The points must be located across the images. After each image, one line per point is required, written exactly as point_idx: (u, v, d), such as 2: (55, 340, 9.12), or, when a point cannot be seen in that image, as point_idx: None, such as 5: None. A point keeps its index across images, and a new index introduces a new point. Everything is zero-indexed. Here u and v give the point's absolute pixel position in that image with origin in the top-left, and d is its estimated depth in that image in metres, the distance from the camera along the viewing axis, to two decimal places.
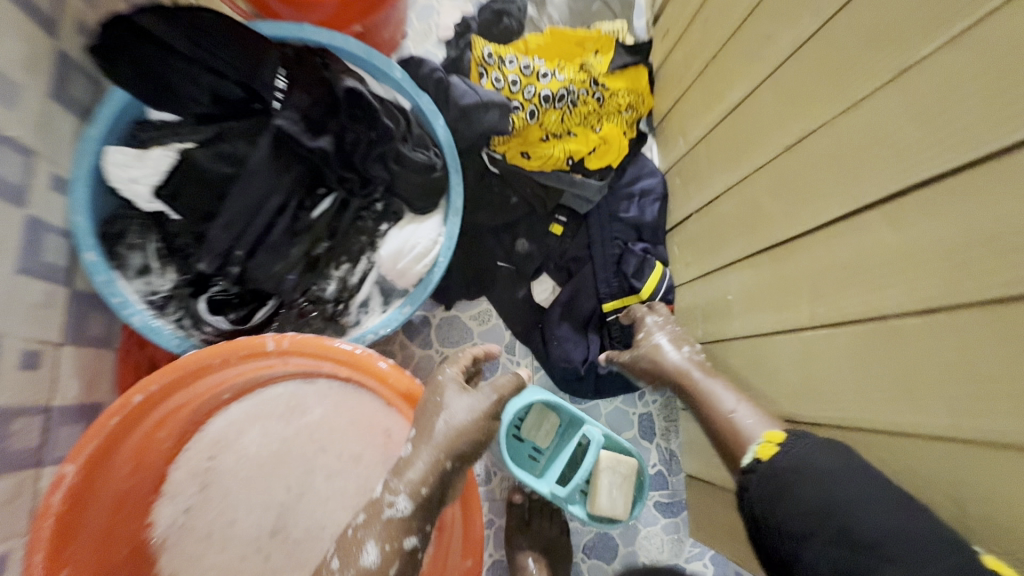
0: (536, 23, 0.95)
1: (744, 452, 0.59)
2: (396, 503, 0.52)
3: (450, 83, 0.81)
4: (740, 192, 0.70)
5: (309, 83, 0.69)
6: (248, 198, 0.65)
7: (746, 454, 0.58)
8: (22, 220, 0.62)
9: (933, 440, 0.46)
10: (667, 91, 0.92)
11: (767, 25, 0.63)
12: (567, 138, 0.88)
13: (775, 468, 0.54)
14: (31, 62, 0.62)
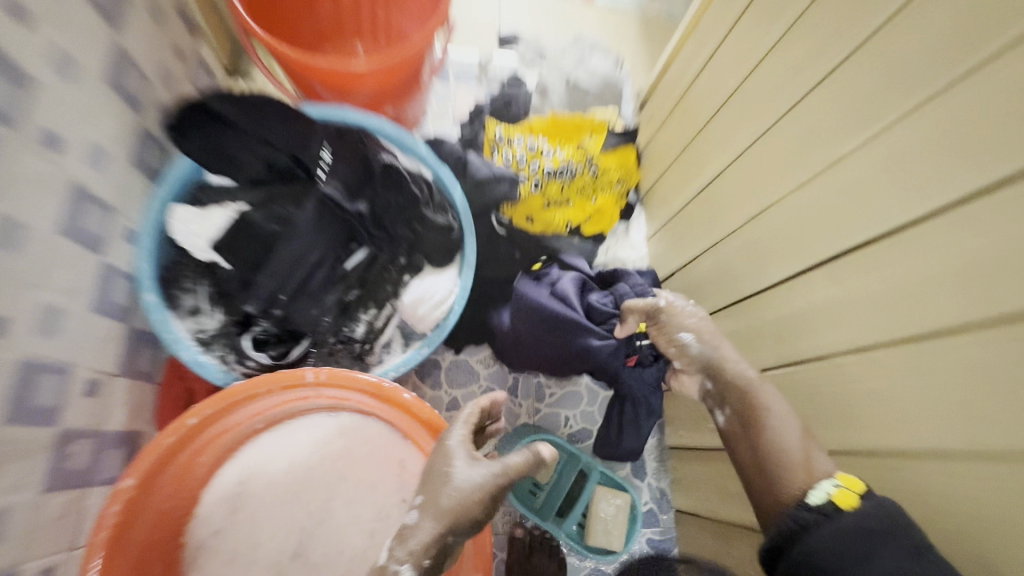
0: (540, 108, 1.12)
1: (817, 484, 0.59)
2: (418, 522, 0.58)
3: (468, 160, 0.95)
4: (717, 252, 0.85)
5: (348, 159, 0.83)
6: (293, 253, 0.76)
7: (817, 491, 0.58)
8: (102, 266, 0.72)
9: (901, 459, 0.54)
10: (651, 167, 1.09)
11: (736, 118, 0.78)
12: (565, 207, 1.02)
13: (860, 524, 0.53)
14: (124, 135, 0.75)
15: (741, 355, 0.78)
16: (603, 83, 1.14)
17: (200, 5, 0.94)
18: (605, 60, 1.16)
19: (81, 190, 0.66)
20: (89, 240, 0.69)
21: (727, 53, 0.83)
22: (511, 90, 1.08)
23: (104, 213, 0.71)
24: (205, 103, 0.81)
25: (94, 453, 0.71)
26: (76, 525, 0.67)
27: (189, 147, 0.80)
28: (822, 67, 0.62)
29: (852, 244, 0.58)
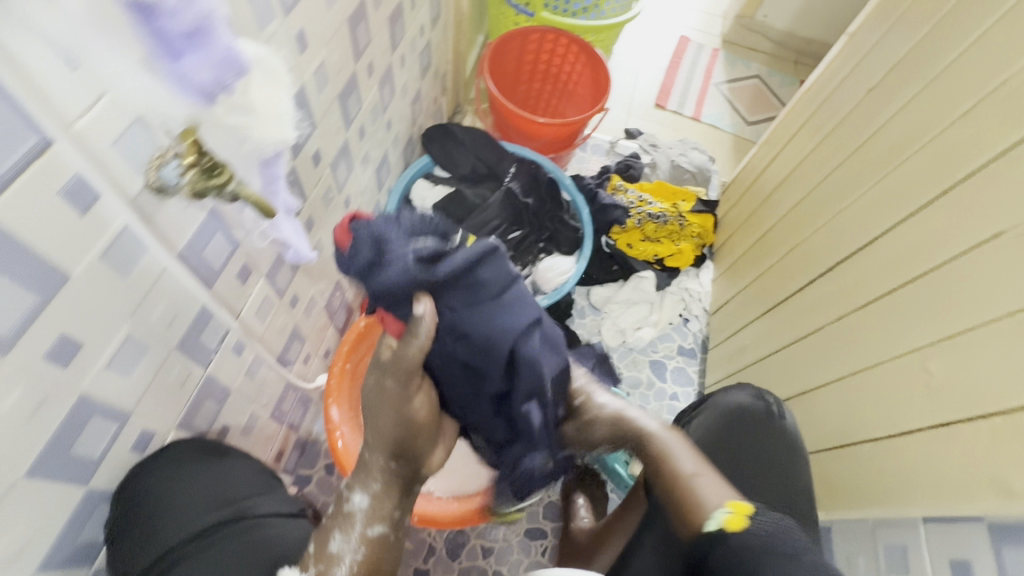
0: (648, 177, 1.57)
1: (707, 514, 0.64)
2: (353, 500, 0.67)
3: (597, 193, 1.38)
4: (758, 282, 1.21)
5: (525, 172, 1.32)
6: (484, 217, 1.25)
7: (712, 520, 0.63)
8: (376, 199, 1.21)
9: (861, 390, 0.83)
10: (726, 231, 1.45)
11: (788, 192, 1.17)
12: (656, 243, 1.41)
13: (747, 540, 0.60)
14: (405, 134, 1.28)
15: (774, 340, 1.09)
16: (697, 169, 1.58)
17: (452, 76, 1.53)
18: (701, 156, 1.61)
19: (385, 156, 1.19)
20: (378, 181, 1.19)
21: (784, 154, 1.23)
22: (631, 161, 1.54)
23: (387, 170, 1.22)
24: (447, 128, 1.36)
25: (339, 305, 1.14)
26: (322, 339, 1.09)
27: (432, 151, 1.33)
28: (839, 159, 1.01)
29: (847, 256, 0.92)
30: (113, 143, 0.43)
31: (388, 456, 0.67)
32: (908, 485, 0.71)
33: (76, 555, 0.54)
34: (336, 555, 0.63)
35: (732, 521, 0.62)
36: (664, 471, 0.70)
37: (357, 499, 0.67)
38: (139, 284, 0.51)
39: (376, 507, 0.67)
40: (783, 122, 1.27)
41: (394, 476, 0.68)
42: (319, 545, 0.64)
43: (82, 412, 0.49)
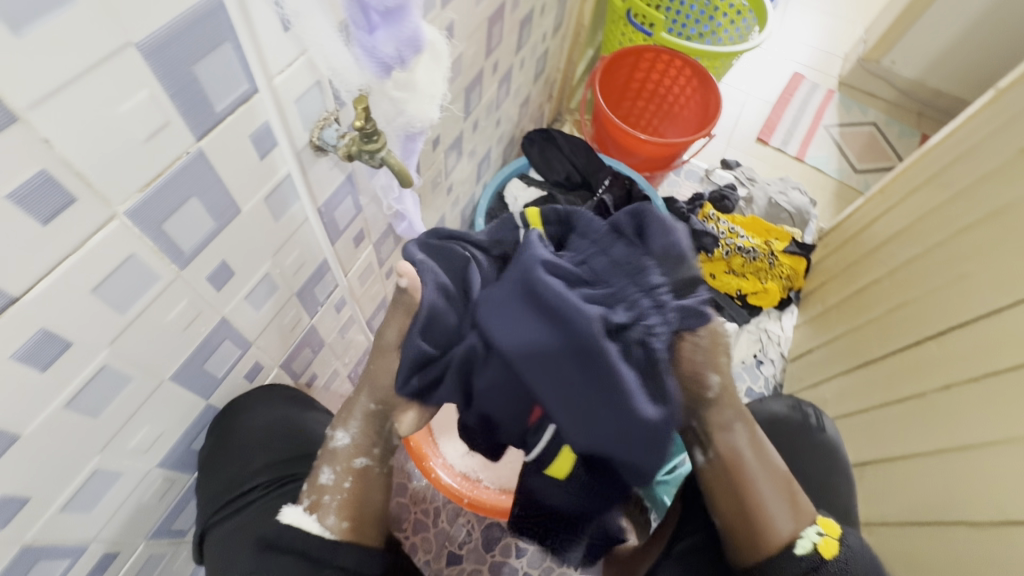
0: (742, 210, 1.52)
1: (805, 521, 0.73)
2: (338, 437, 0.69)
3: (689, 218, 1.36)
4: (852, 335, 1.14)
5: (619, 187, 1.32)
6: None
7: (808, 531, 0.72)
8: (472, 190, 1.25)
9: (954, 458, 0.80)
10: (817, 277, 1.39)
11: (899, 248, 1.11)
12: (741, 278, 1.37)
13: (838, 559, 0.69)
14: (509, 133, 1.32)
15: (860, 397, 1.03)
16: (796, 210, 1.51)
17: (560, 85, 1.56)
18: (801, 196, 1.54)
19: (488, 152, 1.23)
20: (477, 174, 1.23)
21: (901, 207, 1.16)
22: (727, 191, 1.51)
23: (486, 165, 1.27)
24: (548, 133, 1.40)
25: None
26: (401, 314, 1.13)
27: (530, 154, 1.38)
28: (969, 221, 0.94)
29: (965, 323, 0.86)
30: (295, 100, 0.49)
31: (375, 400, 0.68)
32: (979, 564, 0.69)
33: (186, 461, 0.60)
34: (327, 486, 0.67)
35: (825, 546, 0.70)
36: (743, 493, 0.74)
37: (341, 436, 0.69)
38: (284, 229, 0.57)
39: (361, 444, 0.70)
40: (905, 172, 1.20)
41: (375, 418, 0.69)
42: (312, 478, 0.68)
43: (219, 332, 0.54)
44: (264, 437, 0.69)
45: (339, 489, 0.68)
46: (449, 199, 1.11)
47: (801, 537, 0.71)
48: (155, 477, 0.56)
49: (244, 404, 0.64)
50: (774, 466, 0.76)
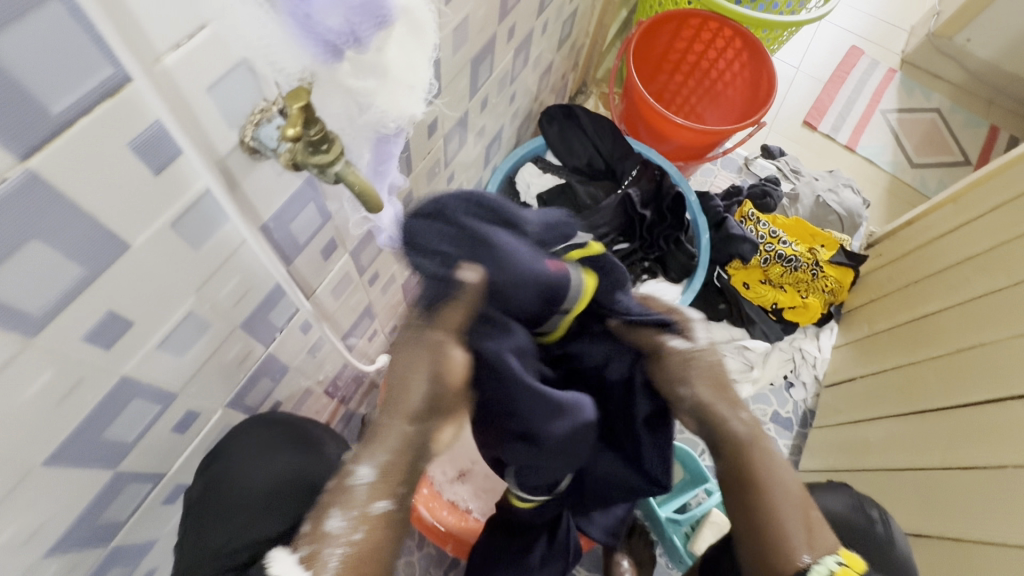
0: (785, 209, 1.34)
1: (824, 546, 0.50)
2: (358, 472, 0.39)
3: (726, 219, 1.19)
4: (911, 368, 1.01)
5: (647, 179, 1.16)
6: (591, 221, 1.11)
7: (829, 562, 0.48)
8: (480, 175, 1.09)
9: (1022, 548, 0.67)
10: (866, 292, 1.23)
11: (977, 277, 0.96)
12: (778, 290, 1.21)
13: None
14: (526, 108, 1.14)
15: (911, 449, 0.91)
16: (847, 212, 1.33)
17: (587, 52, 1.36)
18: (854, 196, 1.35)
19: (500, 131, 1.06)
20: (486, 157, 1.06)
21: (985, 227, 1.00)
22: (769, 186, 1.32)
23: (497, 146, 1.09)
24: (570, 110, 1.22)
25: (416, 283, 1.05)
26: (392, 316, 1.00)
27: (548, 134, 1.20)
28: None
29: None
30: (208, 89, 0.33)
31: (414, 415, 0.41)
32: None
33: (96, 532, 0.48)
34: (330, 537, 0.37)
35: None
36: (755, 485, 0.50)
37: (378, 498, 0.39)
38: (212, 259, 0.43)
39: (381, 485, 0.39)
40: (994, 186, 1.03)
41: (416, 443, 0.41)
42: (314, 519, 0.39)
43: (124, 393, 0.41)
44: (269, 491, 0.65)
45: (369, 529, 0.38)
46: (450, 188, 0.95)
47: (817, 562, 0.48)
48: (46, 567, 0.44)
49: (248, 438, 0.62)
50: (786, 479, 0.50)
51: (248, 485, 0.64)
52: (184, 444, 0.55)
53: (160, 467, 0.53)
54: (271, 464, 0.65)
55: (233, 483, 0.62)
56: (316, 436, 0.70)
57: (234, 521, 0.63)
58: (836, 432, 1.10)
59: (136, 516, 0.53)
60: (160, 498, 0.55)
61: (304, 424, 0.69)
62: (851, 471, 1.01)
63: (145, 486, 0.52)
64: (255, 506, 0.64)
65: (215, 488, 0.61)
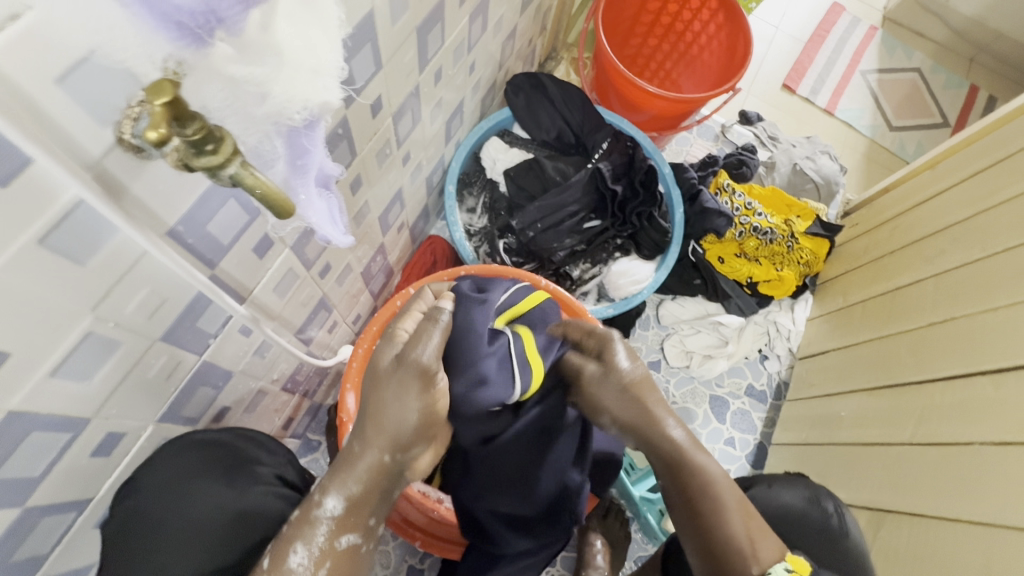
0: (761, 178, 1.30)
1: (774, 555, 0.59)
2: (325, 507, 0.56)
3: (701, 191, 1.15)
4: (883, 343, 1.00)
5: (619, 152, 1.11)
6: (562, 198, 1.06)
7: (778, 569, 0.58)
8: (441, 153, 1.03)
9: (1000, 530, 0.66)
10: (841, 263, 1.22)
11: (946, 247, 0.96)
12: (753, 263, 1.19)
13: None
14: (489, 79, 1.07)
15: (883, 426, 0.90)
16: (824, 180, 1.30)
17: (556, 14, 1.27)
18: (831, 163, 1.32)
19: (461, 104, 0.99)
20: (447, 133, 1.00)
21: (961, 194, 0.99)
22: (746, 155, 1.27)
23: (459, 121, 1.03)
24: (538, 78, 1.15)
25: (378, 269, 1.00)
26: (354, 306, 0.95)
27: (515, 105, 1.13)
28: None
29: None
30: (55, 82, 0.28)
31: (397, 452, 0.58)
32: None
33: (12, 570, 0.46)
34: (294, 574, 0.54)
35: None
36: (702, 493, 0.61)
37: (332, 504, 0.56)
38: (102, 275, 0.38)
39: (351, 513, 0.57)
40: (975, 152, 1.00)
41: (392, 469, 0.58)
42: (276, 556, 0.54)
43: (13, 430, 0.37)
44: (192, 515, 0.59)
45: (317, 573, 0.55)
46: (407, 169, 0.89)
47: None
48: None
49: (168, 465, 0.57)
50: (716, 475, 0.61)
51: (172, 517, 0.58)
52: (111, 465, 0.51)
53: (84, 494, 0.49)
54: (202, 488, 0.60)
55: (153, 517, 0.56)
56: (247, 452, 0.65)
57: (160, 558, 0.57)
58: (810, 406, 1.10)
59: (62, 544, 0.50)
60: (90, 522, 0.52)
61: (233, 442, 0.64)
62: (825, 448, 1.01)
63: (67, 515, 0.49)
64: (184, 543, 0.58)
65: (135, 523, 0.55)
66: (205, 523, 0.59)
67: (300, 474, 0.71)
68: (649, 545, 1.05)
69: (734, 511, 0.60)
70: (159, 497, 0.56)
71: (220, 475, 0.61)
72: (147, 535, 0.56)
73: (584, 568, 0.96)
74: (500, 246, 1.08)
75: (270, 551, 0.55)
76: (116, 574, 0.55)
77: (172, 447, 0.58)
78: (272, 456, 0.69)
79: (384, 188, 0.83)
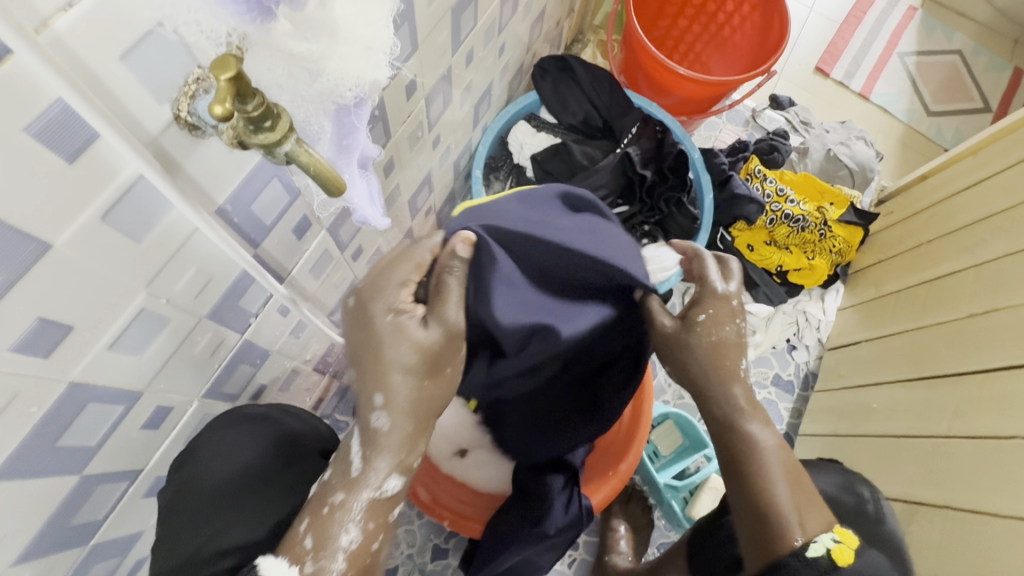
0: (793, 165, 1.27)
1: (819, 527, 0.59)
2: (384, 485, 0.52)
3: (731, 177, 1.12)
4: (917, 334, 0.98)
5: (648, 137, 1.09)
6: (590, 183, 1.05)
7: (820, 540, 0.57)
8: (469, 136, 1.02)
9: None
10: (874, 252, 1.19)
11: (986, 235, 0.93)
12: (783, 251, 1.17)
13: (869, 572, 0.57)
14: (517, 61, 1.05)
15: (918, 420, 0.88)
16: (859, 166, 1.26)
17: None
18: (866, 149, 1.28)
19: (489, 87, 0.98)
20: (475, 117, 0.99)
21: (1004, 177, 0.96)
22: (778, 141, 1.24)
23: (487, 104, 1.02)
24: (565, 61, 1.13)
25: None
26: None
27: (542, 89, 1.12)
28: None
29: None
30: (121, 58, 0.28)
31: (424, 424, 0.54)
32: None
33: (69, 536, 0.48)
34: (348, 549, 0.51)
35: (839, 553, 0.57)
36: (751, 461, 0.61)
37: (389, 484, 0.53)
38: (156, 253, 0.39)
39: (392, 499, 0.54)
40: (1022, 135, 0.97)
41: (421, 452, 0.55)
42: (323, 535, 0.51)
43: (74, 400, 0.39)
44: (242, 484, 0.60)
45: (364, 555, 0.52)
46: (436, 152, 0.89)
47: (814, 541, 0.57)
48: (17, 572, 0.43)
49: (224, 433, 0.59)
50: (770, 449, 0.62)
51: (224, 485, 0.59)
52: (159, 438, 0.53)
53: (134, 465, 0.51)
54: (250, 461, 0.61)
55: (207, 484, 0.57)
56: (294, 427, 0.67)
57: (214, 525, 0.58)
58: (839, 397, 1.08)
59: (114, 512, 0.52)
60: (140, 492, 0.54)
61: (280, 417, 0.66)
62: (856, 439, 1.00)
63: (119, 485, 0.51)
64: (238, 508, 0.59)
65: (189, 489, 0.57)
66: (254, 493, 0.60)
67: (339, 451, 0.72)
68: (671, 531, 1.05)
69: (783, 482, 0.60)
70: (211, 467, 0.58)
71: (269, 448, 0.63)
72: (196, 503, 0.57)
73: (607, 553, 0.97)
74: None
75: (310, 530, 0.51)
76: (168, 534, 0.56)
77: (223, 420, 0.60)
78: (316, 431, 0.70)
79: (414, 172, 0.83)
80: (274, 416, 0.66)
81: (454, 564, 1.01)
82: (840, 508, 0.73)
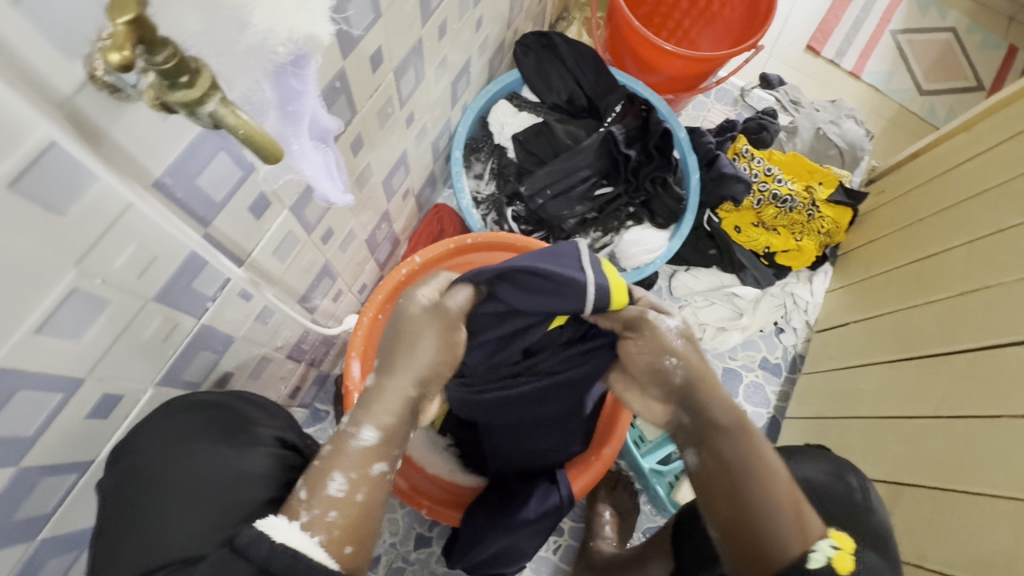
0: (782, 144, 1.25)
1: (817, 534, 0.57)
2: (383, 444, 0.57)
3: (718, 157, 1.10)
4: (907, 315, 0.97)
5: (633, 116, 1.06)
6: (572, 163, 1.02)
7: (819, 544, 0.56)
8: (448, 116, 0.99)
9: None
10: (865, 233, 1.17)
11: (977, 211, 0.92)
12: (771, 233, 1.15)
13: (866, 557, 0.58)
14: (497, 38, 1.02)
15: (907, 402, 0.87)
16: (848, 145, 1.23)
17: None
18: (857, 128, 1.26)
19: (467, 64, 0.94)
20: (453, 95, 0.96)
21: (996, 153, 0.94)
22: (767, 120, 1.21)
23: (466, 83, 0.99)
24: (548, 38, 1.09)
25: (384, 237, 0.97)
26: (359, 274, 0.93)
27: (524, 67, 1.09)
28: None
29: None
30: (13, 3, 0.25)
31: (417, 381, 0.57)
32: (976, 564, 0.67)
33: (13, 530, 0.45)
34: (335, 500, 0.51)
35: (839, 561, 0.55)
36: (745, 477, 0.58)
37: (366, 434, 0.54)
38: (84, 226, 0.36)
39: (384, 445, 0.55)
40: (1015, 109, 0.94)
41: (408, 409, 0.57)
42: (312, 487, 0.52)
43: (1, 386, 0.36)
44: (186, 478, 0.56)
45: (350, 504, 0.52)
46: (411, 131, 0.85)
47: (813, 550, 0.55)
48: None
49: (171, 422, 0.55)
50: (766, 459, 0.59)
51: (170, 474, 0.55)
52: (111, 428, 0.51)
53: (84, 456, 0.49)
54: (198, 450, 0.57)
55: (154, 474, 0.54)
56: (248, 413, 0.63)
57: (158, 522, 0.54)
58: (827, 379, 1.07)
59: (65, 504, 0.50)
60: (92, 484, 0.52)
61: (229, 403, 0.62)
62: (844, 421, 0.98)
63: (68, 476, 0.48)
64: (185, 502, 0.55)
65: (132, 482, 0.53)
66: (202, 486, 0.56)
67: (301, 438, 0.69)
68: (658, 516, 1.04)
69: (778, 490, 0.58)
70: (154, 457, 0.54)
71: (216, 437, 0.59)
72: (136, 495, 0.53)
73: (592, 539, 0.96)
74: (509, 215, 1.06)
75: (303, 481, 0.52)
76: (108, 530, 0.52)
77: (165, 409, 0.56)
78: (273, 419, 0.66)
79: (387, 151, 0.80)
80: (225, 404, 0.61)
81: (438, 551, 0.99)
82: (827, 490, 0.71)
